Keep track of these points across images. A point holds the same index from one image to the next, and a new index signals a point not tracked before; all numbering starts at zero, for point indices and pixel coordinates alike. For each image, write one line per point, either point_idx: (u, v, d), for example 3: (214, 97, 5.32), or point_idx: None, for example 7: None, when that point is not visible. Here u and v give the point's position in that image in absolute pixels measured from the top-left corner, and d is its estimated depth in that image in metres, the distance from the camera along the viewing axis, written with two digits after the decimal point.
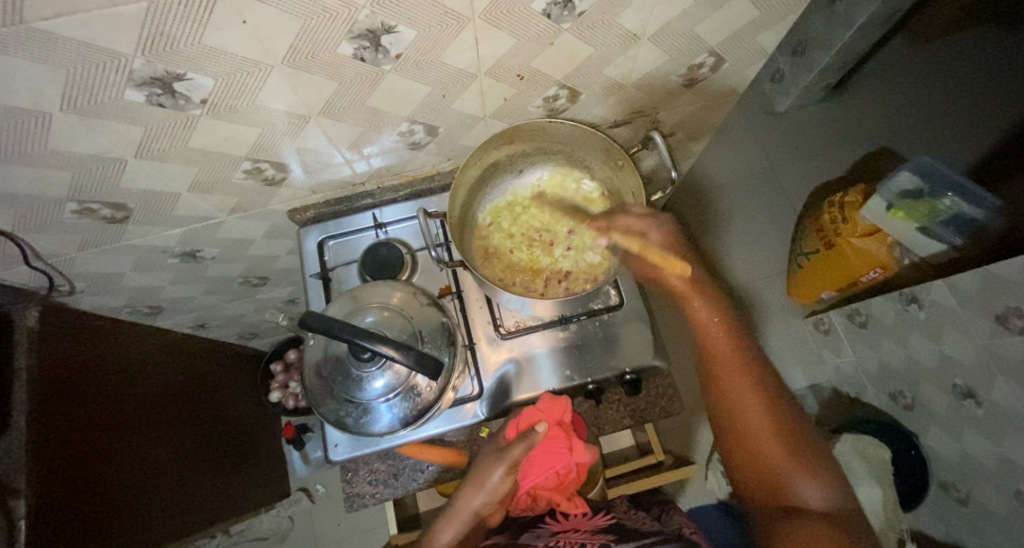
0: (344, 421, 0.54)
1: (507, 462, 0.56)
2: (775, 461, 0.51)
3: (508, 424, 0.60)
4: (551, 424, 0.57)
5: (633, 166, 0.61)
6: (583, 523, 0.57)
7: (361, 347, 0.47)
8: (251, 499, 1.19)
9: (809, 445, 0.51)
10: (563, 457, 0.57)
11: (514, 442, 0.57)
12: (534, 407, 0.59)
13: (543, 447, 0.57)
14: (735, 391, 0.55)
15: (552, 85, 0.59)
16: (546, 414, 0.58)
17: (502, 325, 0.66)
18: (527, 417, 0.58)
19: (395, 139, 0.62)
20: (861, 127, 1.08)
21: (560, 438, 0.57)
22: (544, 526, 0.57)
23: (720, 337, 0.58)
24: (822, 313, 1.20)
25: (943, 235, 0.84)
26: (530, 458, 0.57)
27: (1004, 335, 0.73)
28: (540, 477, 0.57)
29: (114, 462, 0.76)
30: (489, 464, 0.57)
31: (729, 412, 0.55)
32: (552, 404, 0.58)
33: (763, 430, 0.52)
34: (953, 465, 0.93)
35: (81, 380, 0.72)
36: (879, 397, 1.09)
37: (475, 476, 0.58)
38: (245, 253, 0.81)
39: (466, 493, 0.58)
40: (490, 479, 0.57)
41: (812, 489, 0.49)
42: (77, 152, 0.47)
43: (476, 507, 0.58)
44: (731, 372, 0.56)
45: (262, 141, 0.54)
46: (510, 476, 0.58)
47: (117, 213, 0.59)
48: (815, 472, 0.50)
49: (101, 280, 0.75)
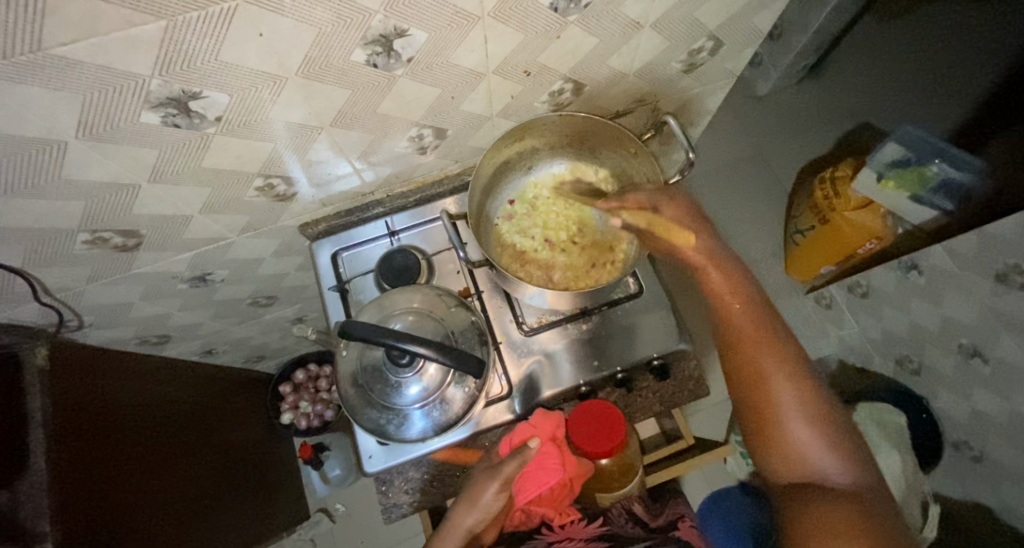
0: (384, 429, 0.53)
1: (501, 478, 0.57)
2: (793, 440, 0.51)
3: (501, 440, 0.60)
4: (544, 439, 0.57)
5: (647, 151, 0.60)
6: (578, 533, 0.65)
7: (400, 350, 0.45)
8: (271, 524, 1.18)
9: (835, 424, 0.52)
10: (557, 475, 0.57)
11: (508, 458, 0.57)
12: (527, 423, 0.59)
13: (536, 463, 0.57)
14: (758, 368, 0.55)
15: (557, 79, 0.60)
16: (539, 430, 0.58)
17: (524, 322, 0.66)
18: (520, 433, 0.58)
19: (405, 145, 0.62)
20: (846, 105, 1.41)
21: (553, 454, 0.57)
22: (541, 537, 0.66)
23: (746, 317, 0.58)
24: (821, 289, 1.42)
25: (933, 200, 1.03)
26: (524, 474, 0.58)
27: (1005, 291, 0.88)
28: (536, 491, 0.57)
29: (132, 492, 0.76)
30: (483, 482, 0.58)
31: (747, 382, 0.55)
32: (545, 419, 0.58)
33: (782, 398, 0.53)
34: (966, 425, 1.09)
35: (86, 417, 0.70)
36: (886, 364, 1.29)
37: (469, 492, 0.59)
38: (255, 272, 0.80)
39: (461, 508, 0.59)
40: (483, 496, 0.58)
41: (836, 464, 0.50)
42: (89, 180, 0.46)
43: (470, 525, 0.59)
44: (756, 347, 0.56)
45: (273, 155, 0.54)
46: (504, 492, 0.58)
47: (129, 240, 0.58)
48: (838, 448, 0.50)
49: (109, 312, 0.73)
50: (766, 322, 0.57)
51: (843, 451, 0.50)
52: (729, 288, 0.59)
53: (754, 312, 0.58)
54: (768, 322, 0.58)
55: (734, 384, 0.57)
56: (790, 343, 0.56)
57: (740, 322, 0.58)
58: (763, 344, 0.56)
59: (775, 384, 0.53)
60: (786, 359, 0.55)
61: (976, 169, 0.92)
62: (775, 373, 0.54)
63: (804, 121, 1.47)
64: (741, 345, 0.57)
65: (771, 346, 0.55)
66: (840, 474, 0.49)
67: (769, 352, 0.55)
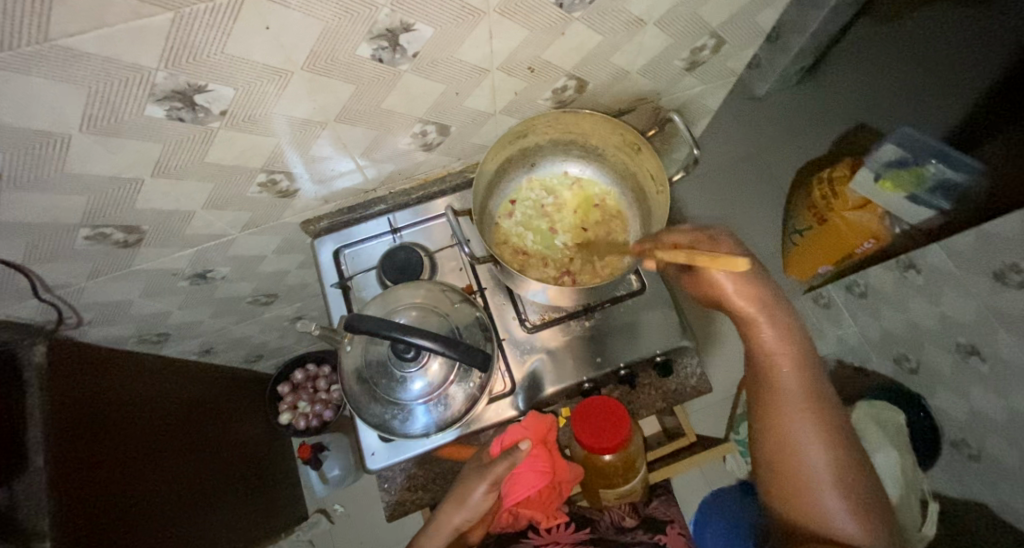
0: (389, 424, 0.52)
1: (490, 479, 0.57)
2: (815, 495, 0.53)
3: (493, 439, 0.60)
4: (535, 442, 0.58)
5: (650, 148, 0.60)
6: (565, 537, 0.70)
7: (406, 343, 0.45)
8: (269, 525, 1.17)
9: (860, 488, 0.53)
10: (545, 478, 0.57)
11: (498, 460, 0.58)
12: (519, 424, 0.59)
13: (527, 465, 0.57)
14: (787, 426, 0.56)
15: (561, 76, 0.60)
16: (531, 432, 0.58)
17: (527, 319, 0.66)
18: (512, 434, 0.58)
19: (409, 141, 0.62)
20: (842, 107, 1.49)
21: (544, 457, 0.57)
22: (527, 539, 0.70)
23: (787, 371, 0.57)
24: (819, 288, 1.44)
25: (931, 200, 1.07)
26: (513, 476, 0.58)
27: (1003, 290, 0.88)
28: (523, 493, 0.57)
29: (129, 494, 0.75)
30: (472, 481, 0.58)
31: (776, 438, 0.56)
32: (539, 422, 0.58)
33: (807, 459, 0.54)
34: (962, 424, 1.10)
35: (84, 416, 0.70)
36: (885, 364, 1.30)
37: (458, 493, 0.59)
38: (255, 270, 0.80)
39: (449, 508, 0.59)
40: (472, 497, 0.58)
41: (855, 525, 0.51)
42: (92, 174, 0.46)
43: (457, 524, 0.60)
44: (790, 402, 0.56)
45: (277, 150, 0.54)
46: (493, 492, 0.58)
47: (130, 236, 0.58)
48: (858, 510, 0.52)
49: (108, 310, 0.72)
50: (806, 379, 0.57)
51: (862, 513, 0.52)
52: (775, 341, 0.57)
53: (796, 369, 0.57)
54: (807, 380, 0.57)
55: (762, 435, 0.58)
56: (826, 401, 0.57)
57: (780, 375, 0.57)
58: (798, 403, 0.56)
59: (804, 443, 0.55)
60: (819, 418, 0.56)
61: (975, 169, 1.02)
62: (805, 432, 0.55)
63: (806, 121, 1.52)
64: (774, 400, 0.57)
65: (806, 404, 0.56)
66: (857, 534, 0.51)
67: (802, 410, 0.56)
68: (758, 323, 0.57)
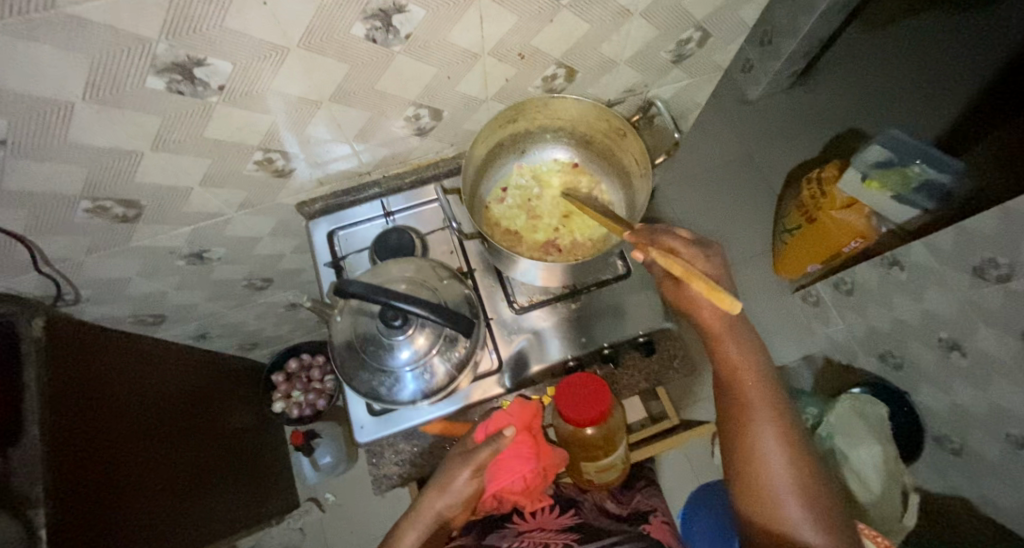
0: (376, 392, 0.53)
1: (474, 465, 0.58)
2: (782, 505, 0.53)
3: (477, 426, 0.61)
4: (520, 428, 0.59)
5: (635, 133, 0.60)
6: (550, 522, 0.70)
7: (396, 308, 0.46)
8: (261, 510, 1.18)
9: (826, 502, 0.53)
10: (530, 464, 0.59)
11: (481, 446, 0.58)
12: (505, 411, 0.60)
13: (511, 451, 0.58)
14: (753, 437, 0.56)
15: (550, 64, 0.62)
16: (515, 418, 0.59)
17: (515, 301, 0.68)
18: (497, 422, 0.59)
19: (402, 125, 0.64)
20: (830, 112, 1.57)
21: (528, 442, 0.59)
22: (511, 526, 0.70)
23: (750, 381, 0.58)
24: (807, 287, 1.46)
25: (914, 198, 1.12)
26: (498, 462, 0.59)
27: (983, 284, 0.91)
28: (508, 480, 0.58)
29: (121, 472, 0.76)
30: (455, 467, 0.58)
31: (743, 449, 0.56)
32: (523, 408, 0.60)
33: (773, 470, 0.54)
34: (947, 418, 1.13)
35: (79, 391, 0.71)
36: (870, 361, 1.32)
37: (441, 478, 0.59)
38: (251, 252, 0.81)
39: (432, 494, 0.59)
40: (455, 481, 0.58)
41: (819, 535, 0.52)
42: (93, 145, 0.48)
43: (440, 510, 0.59)
44: (755, 412, 0.57)
45: (273, 129, 0.56)
46: (476, 478, 0.59)
47: (129, 211, 0.59)
48: (822, 520, 0.52)
49: (105, 287, 0.74)
50: (770, 391, 0.58)
51: (826, 523, 0.52)
52: (737, 352, 0.59)
53: (761, 380, 0.58)
54: (771, 391, 0.58)
55: (730, 446, 0.58)
56: (790, 413, 0.58)
57: (744, 386, 0.58)
58: (764, 414, 0.56)
59: (770, 454, 0.55)
60: (784, 428, 0.56)
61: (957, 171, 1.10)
62: (771, 442, 0.55)
63: (796, 124, 1.60)
64: (740, 412, 0.58)
65: (770, 413, 0.56)
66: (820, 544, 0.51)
67: (768, 421, 0.56)
68: (724, 335, 0.59)
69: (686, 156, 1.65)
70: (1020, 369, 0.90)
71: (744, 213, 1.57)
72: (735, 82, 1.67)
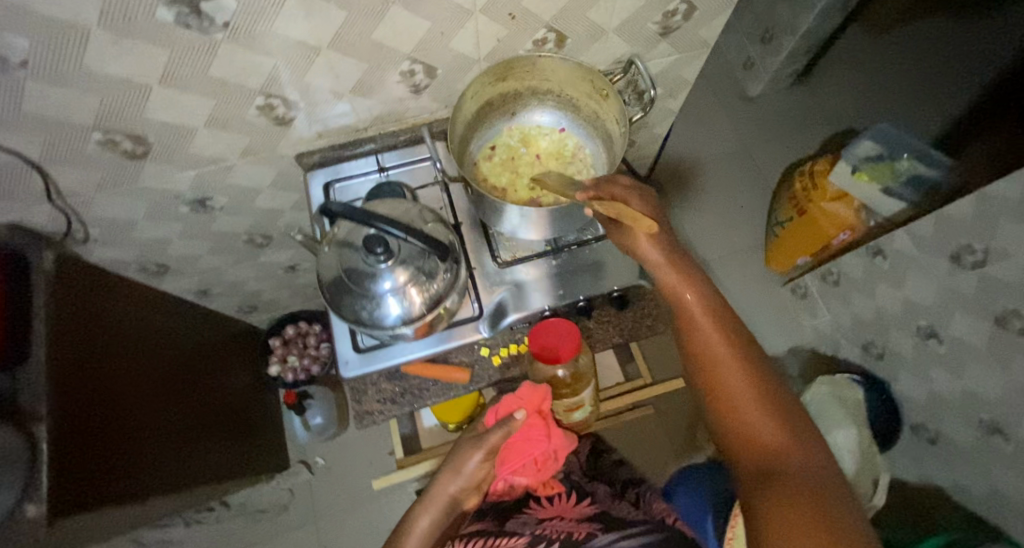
0: (359, 317, 0.56)
1: (488, 447, 0.63)
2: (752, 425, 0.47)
3: (488, 411, 0.68)
4: (530, 411, 0.64)
5: (616, 93, 0.64)
6: (570, 511, 0.67)
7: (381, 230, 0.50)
8: (252, 466, 1.21)
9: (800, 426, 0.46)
10: (542, 443, 0.64)
11: (493, 429, 0.64)
12: (515, 395, 0.65)
13: (522, 434, 0.64)
14: (713, 366, 0.51)
15: (540, 27, 0.66)
16: (525, 402, 0.64)
17: (499, 256, 0.71)
18: (507, 404, 0.64)
19: (398, 80, 0.67)
20: (828, 110, 1.60)
21: (539, 425, 0.64)
22: (530, 513, 0.68)
23: (697, 304, 0.54)
24: (796, 278, 1.48)
25: (901, 191, 1.16)
26: (509, 444, 0.64)
27: (960, 271, 0.93)
28: (518, 460, 0.64)
29: (116, 407, 0.78)
30: (470, 450, 0.64)
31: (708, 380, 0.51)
32: (533, 392, 0.64)
33: (739, 392, 0.49)
34: (923, 406, 1.16)
35: (84, 323, 0.75)
36: (853, 351, 1.34)
37: (454, 463, 0.65)
38: (252, 204, 0.85)
39: (444, 479, 0.64)
40: (468, 464, 0.64)
41: (800, 455, 0.44)
42: (107, 75, 0.51)
43: (452, 493, 0.64)
44: (712, 344, 0.52)
45: (275, 73, 0.59)
46: (486, 461, 0.65)
47: (137, 147, 0.63)
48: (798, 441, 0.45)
49: (112, 228, 0.78)
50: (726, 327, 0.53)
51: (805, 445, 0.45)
52: (679, 274, 0.55)
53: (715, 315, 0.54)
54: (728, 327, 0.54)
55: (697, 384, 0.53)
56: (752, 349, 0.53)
57: (696, 320, 0.54)
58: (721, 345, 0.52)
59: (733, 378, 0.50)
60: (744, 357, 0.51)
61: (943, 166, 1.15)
62: (731, 367, 0.50)
63: (793, 121, 1.63)
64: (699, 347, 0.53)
65: (727, 344, 0.52)
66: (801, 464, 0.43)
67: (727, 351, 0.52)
68: (677, 279, 0.55)
69: (684, 147, 1.68)
70: (992, 355, 0.92)
71: (738, 205, 1.60)
72: (736, 81, 1.71)
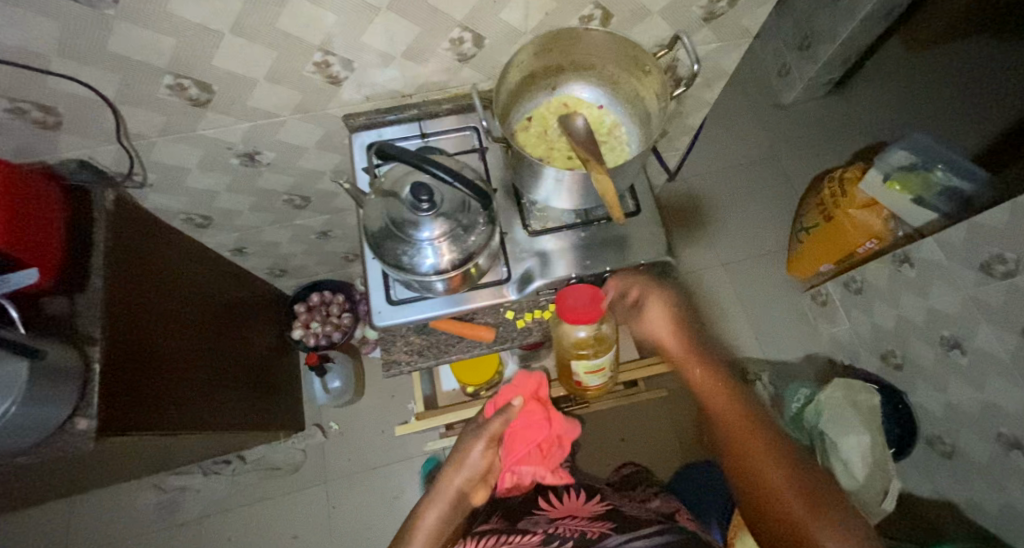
0: (400, 261, 0.59)
1: (489, 433, 0.76)
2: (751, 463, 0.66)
3: (487, 404, 0.82)
4: (525, 397, 0.81)
5: (658, 69, 0.66)
6: (582, 507, 0.72)
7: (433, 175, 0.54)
8: (272, 422, 1.26)
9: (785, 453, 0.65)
10: (538, 424, 0.80)
11: (493, 418, 0.77)
12: (511, 386, 0.83)
13: (523, 418, 0.80)
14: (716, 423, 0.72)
15: (588, 3, 0.68)
16: (521, 390, 0.82)
17: (530, 225, 0.73)
18: (505, 395, 0.81)
19: (447, 48, 0.70)
20: (863, 121, 1.59)
21: (535, 409, 0.81)
22: (543, 510, 0.73)
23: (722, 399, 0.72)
24: (818, 286, 1.47)
25: (935, 203, 1.12)
26: (513, 432, 0.79)
27: (988, 281, 0.92)
28: (522, 441, 0.78)
29: (159, 343, 0.83)
30: (472, 439, 0.76)
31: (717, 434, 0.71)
32: (526, 381, 0.83)
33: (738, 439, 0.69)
34: (940, 418, 1.14)
35: (135, 260, 0.79)
36: (871, 361, 1.33)
37: (459, 457, 0.76)
38: (296, 163, 0.89)
39: (450, 472, 0.74)
40: (472, 455, 0.75)
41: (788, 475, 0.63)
42: (185, 19, 0.55)
43: (460, 484, 0.74)
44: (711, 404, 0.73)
45: (334, 30, 0.63)
46: (488, 450, 0.76)
47: (201, 95, 0.67)
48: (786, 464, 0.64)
49: (167, 174, 0.83)
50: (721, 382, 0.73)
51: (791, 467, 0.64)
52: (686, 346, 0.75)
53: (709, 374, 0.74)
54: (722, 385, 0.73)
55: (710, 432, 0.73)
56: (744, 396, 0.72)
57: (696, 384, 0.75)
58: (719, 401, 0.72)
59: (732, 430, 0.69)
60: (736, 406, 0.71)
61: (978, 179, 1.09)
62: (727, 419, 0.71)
63: (826, 130, 1.63)
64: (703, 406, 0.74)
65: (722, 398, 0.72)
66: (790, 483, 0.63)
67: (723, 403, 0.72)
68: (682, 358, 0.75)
69: (714, 148, 1.68)
70: (1016, 366, 0.91)
71: (764, 210, 1.60)
72: (771, 87, 1.71)
